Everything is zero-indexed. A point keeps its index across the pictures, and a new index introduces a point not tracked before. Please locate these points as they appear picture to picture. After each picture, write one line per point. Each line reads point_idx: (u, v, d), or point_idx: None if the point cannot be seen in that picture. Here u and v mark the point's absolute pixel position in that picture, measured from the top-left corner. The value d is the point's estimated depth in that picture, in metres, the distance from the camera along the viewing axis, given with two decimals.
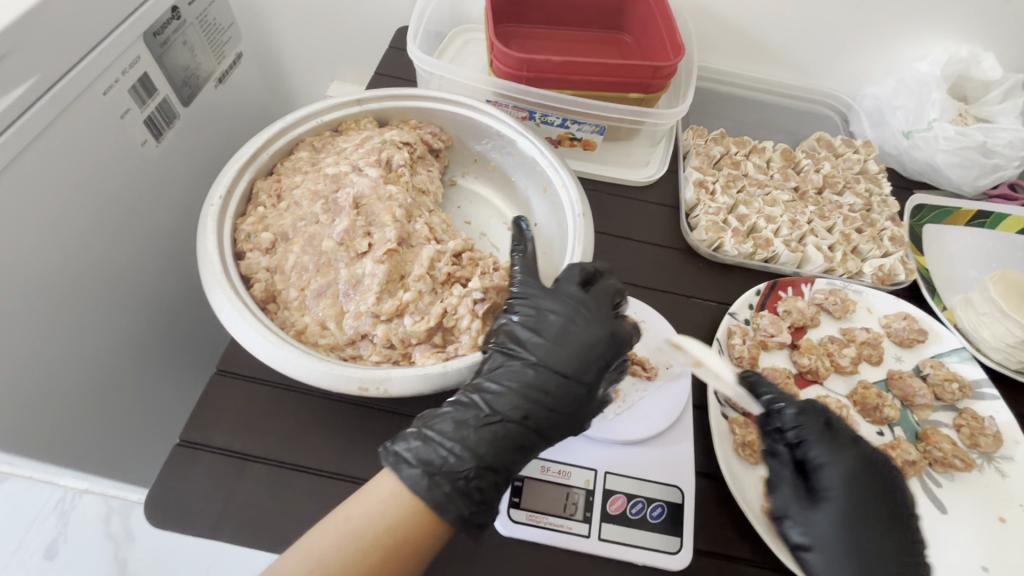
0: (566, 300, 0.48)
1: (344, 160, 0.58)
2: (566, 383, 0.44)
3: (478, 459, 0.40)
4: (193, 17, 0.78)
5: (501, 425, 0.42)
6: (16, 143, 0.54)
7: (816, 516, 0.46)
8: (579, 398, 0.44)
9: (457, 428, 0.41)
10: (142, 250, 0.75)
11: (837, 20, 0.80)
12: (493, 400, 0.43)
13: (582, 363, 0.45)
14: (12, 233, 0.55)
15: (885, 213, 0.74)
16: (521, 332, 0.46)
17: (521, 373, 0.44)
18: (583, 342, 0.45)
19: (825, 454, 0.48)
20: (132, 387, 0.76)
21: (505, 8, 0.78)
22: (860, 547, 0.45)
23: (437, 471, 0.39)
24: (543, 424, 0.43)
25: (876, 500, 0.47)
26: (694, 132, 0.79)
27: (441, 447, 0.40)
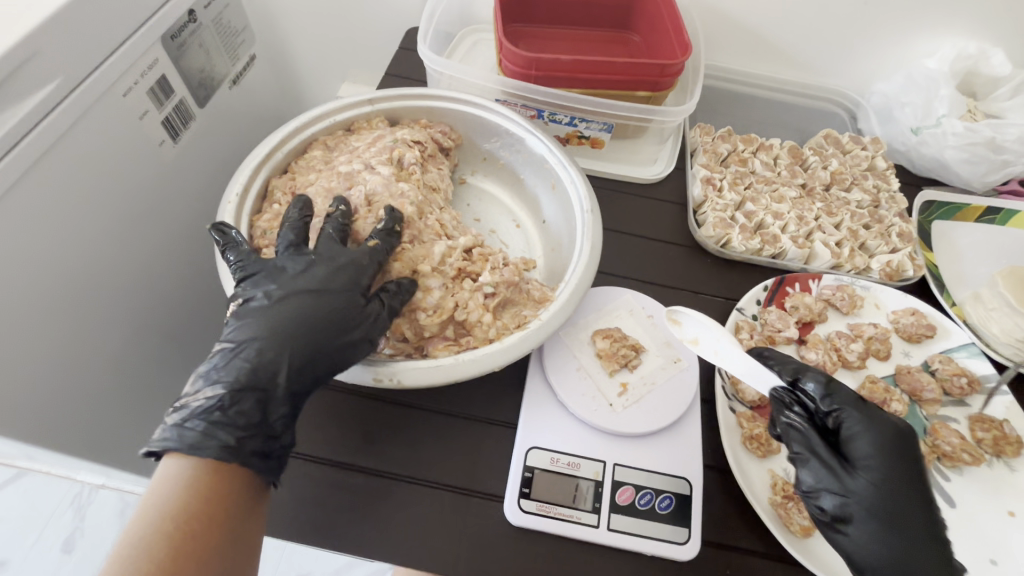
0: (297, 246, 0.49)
1: (357, 158, 0.59)
2: (310, 297, 0.45)
3: (229, 387, 0.42)
4: (209, 19, 0.79)
5: (252, 349, 0.43)
6: (40, 144, 0.56)
7: (853, 484, 0.45)
8: (314, 305, 0.45)
9: (212, 370, 0.43)
10: (161, 249, 0.77)
11: (846, 18, 0.80)
12: (240, 338, 0.43)
13: (328, 275, 0.47)
14: (34, 228, 0.57)
15: (893, 210, 0.74)
16: (255, 279, 0.47)
17: (259, 303, 0.45)
18: (302, 271, 0.46)
19: (859, 423, 0.47)
20: (149, 382, 0.78)
21: (515, 9, 0.79)
22: (895, 513, 0.44)
23: (191, 414, 0.41)
24: (295, 343, 0.44)
25: (909, 468, 0.46)
26: (701, 129, 0.79)
27: (201, 393, 0.41)
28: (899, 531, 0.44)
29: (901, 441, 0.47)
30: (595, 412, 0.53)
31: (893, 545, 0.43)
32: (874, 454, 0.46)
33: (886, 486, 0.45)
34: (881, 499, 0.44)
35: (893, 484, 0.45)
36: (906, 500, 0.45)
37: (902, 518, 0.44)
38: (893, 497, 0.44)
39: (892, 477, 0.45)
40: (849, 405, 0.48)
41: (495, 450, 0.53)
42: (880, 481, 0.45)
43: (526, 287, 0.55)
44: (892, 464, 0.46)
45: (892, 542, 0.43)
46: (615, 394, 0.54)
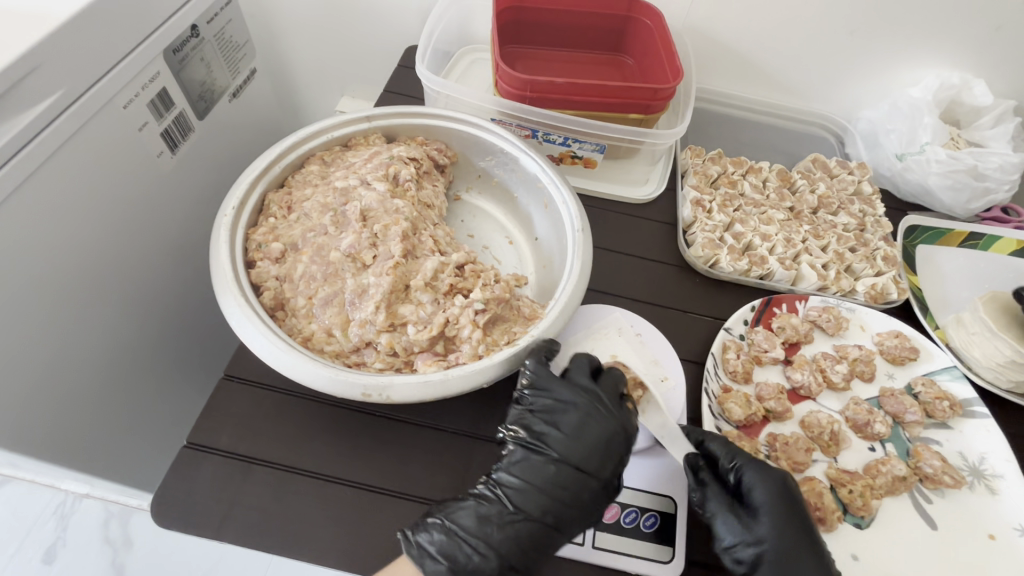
0: (582, 392, 0.51)
1: (353, 174, 0.60)
2: (585, 479, 0.48)
3: (501, 559, 0.45)
4: (211, 34, 0.81)
5: (523, 524, 0.47)
6: (40, 153, 0.57)
7: (756, 535, 0.47)
8: (595, 493, 0.48)
9: (478, 523, 0.46)
10: (158, 259, 0.78)
11: (832, 46, 0.83)
12: (513, 496, 0.47)
13: (600, 460, 0.48)
14: (28, 236, 0.57)
15: (878, 234, 0.75)
16: (543, 428, 0.50)
17: (540, 470, 0.48)
18: (600, 438, 0.49)
19: (714, 496, 0.49)
20: (138, 392, 0.78)
21: (511, 30, 0.81)
22: (796, 545, 0.47)
23: (462, 568, 0.44)
24: (562, 521, 0.47)
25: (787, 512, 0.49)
26: (693, 151, 0.81)
27: (464, 545, 0.45)
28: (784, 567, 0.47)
29: (785, 482, 0.49)
30: None
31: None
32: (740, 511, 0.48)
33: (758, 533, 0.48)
34: (786, 541, 0.47)
35: (788, 521, 0.48)
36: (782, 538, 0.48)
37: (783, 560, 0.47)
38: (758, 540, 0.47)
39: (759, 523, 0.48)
40: (704, 481, 0.49)
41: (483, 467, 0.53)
42: (776, 523, 0.48)
43: (517, 303, 0.56)
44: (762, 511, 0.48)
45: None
46: None
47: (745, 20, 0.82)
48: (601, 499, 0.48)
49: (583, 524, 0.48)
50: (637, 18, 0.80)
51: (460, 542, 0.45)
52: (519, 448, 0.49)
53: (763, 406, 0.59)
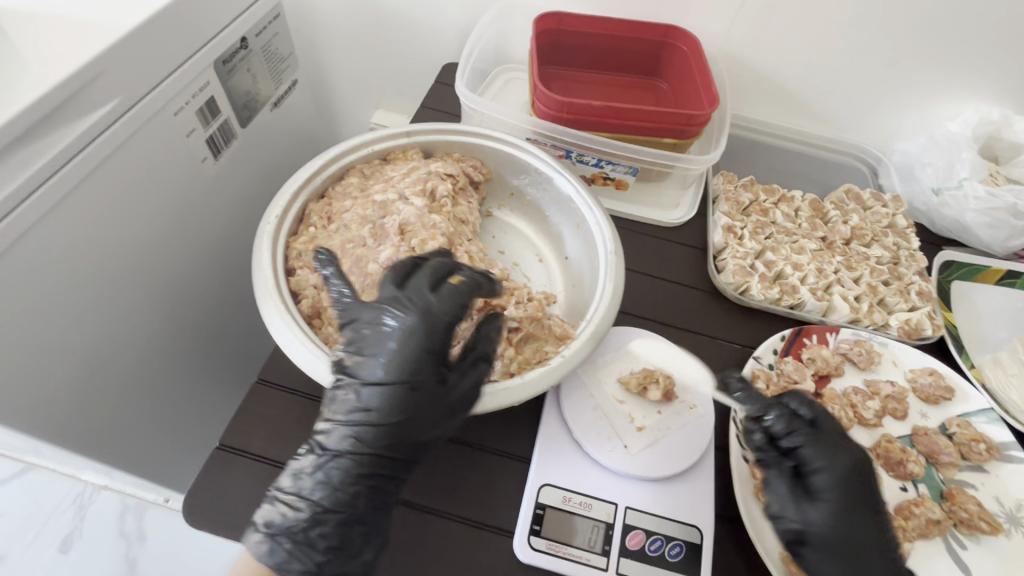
0: (384, 305, 0.46)
1: (392, 188, 0.62)
2: (398, 391, 0.44)
3: (312, 507, 0.43)
4: (259, 46, 0.84)
5: (336, 466, 0.44)
6: (96, 157, 0.59)
7: (812, 514, 0.47)
8: (410, 397, 0.45)
9: (294, 480, 0.44)
10: (195, 261, 0.81)
11: (869, 77, 0.83)
12: (325, 441, 0.45)
13: (410, 367, 0.44)
14: (79, 234, 0.60)
15: (913, 268, 0.74)
16: (347, 358, 0.46)
17: (347, 406, 0.45)
18: (405, 342, 0.45)
19: (817, 457, 0.48)
20: (165, 389, 0.80)
21: (549, 52, 0.82)
22: (862, 537, 0.46)
23: (278, 531, 0.43)
24: (378, 447, 0.44)
25: (863, 493, 0.48)
26: (725, 177, 0.81)
27: (280, 505, 0.44)
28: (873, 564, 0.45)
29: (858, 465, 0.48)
30: (609, 453, 0.53)
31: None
32: (833, 489, 0.47)
33: (860, 522, 0.46)
34: (841, 530, 0.46)
35: (856, 510, 0.47)
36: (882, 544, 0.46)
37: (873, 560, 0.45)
38: (849, 528, 0.46)
39: (858, 506, 0.47)
40: (803, 436, 0.49)
41: (507, 485, 0.52)
42: (836, 510, 0.47)
43: (549, 323, 0.56)
44: (850, 489, 0.47)
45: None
46: (631, 436, 0.54)
47: (781, 49, 0.82)
48: (427, 402, 0.45)
49: (408, 441, 0.45)
50: (674, 45, 0.81)
51: (282, 503, 0.44)
52: (332, 390, 0.46)
53: None
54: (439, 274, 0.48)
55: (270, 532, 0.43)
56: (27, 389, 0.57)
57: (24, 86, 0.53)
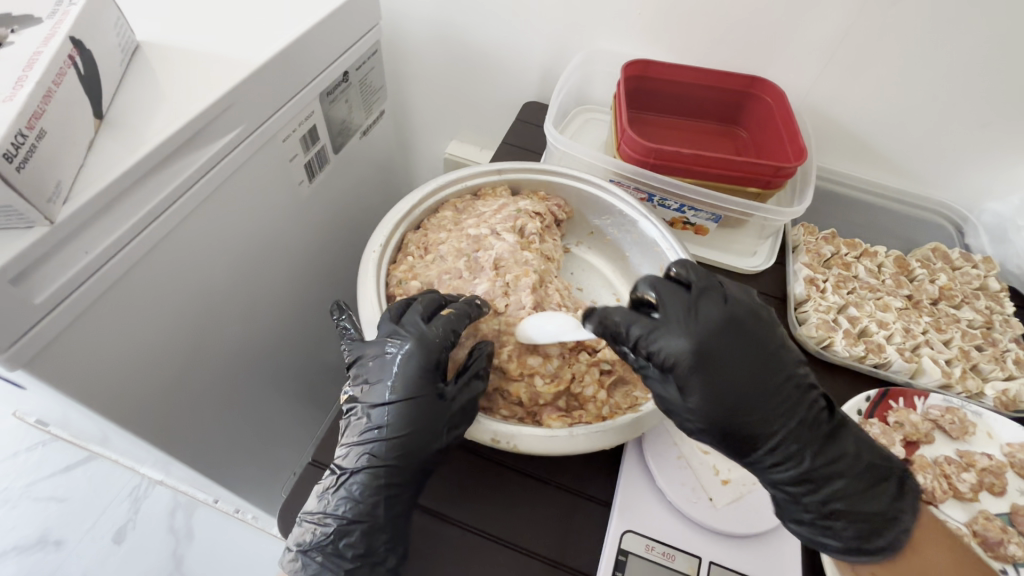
0: (379, 338, 0.52)
1: (484, 224, 0.65)
2: (402, 407, 0.50)
3: (337, 520, 0.49)
4: (357, 80, 0.90)
5: (352, 482, 0.49)
6: (217, 179, 0.65)
7: (690, 406, 0.48)
8: (415, 412, 0.49)
9: (321, 499, 0.50)
10: (284, 276, 0.85)
11: (962, 136, 0.81)
12: (342, 460, 0.50)
13: (407, 386, 0.50)
14: (195, 246, 0.65)
15: (1008, 334, 0.71)
16: (354, 389, 0.52)
17: (357, 427, 0.51)
18: (398, 365, 0.50)
19: (664, 352, 0.49)
20: (244, 395, 0.84)
21: (633, 97, 0.85)
22: (740, 417, 0.48)
23: (310, 545, 0.49)
24: (389, 459, 0.49)
25: (716, 374, 0.48)
26: (806, 228, 0.80)
27: (308, 523, 0.50)
28: (758, 428, 0.48)
29: (705, 343, 0.48)
30: (693, 504, 0.52)
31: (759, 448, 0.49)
32: (689, 378, 0.48)
33: (738, 395, 0.48)
34: (715, 415, 0.48)
35: (732, 390, 0.48)
36: (767, 404, 0.48)
37: (761, 424, 0.48)
38: (723, 410, 0.48)
39: (729, 379, 0.48)
40: (648, 332, 0.49)
41: (588, 526, 0.52)
42: (707, 396, 0.48)
43: (636, 366, 0.57)
44: (715, 375, 0.48)
45: (755, 446, 0.49)
46: (716, 489, 0.53)
47: (869, 103, 0.82)
48: (430, 418, 0.49)
49: (416, 452, 0.49)
50: (758, 94, 0.82)
51: (312, 521, 0.50)
52: (345, 418, 0.52)
53: None
54: (430, 308, 0.53)
55: (302, 548, 0.49)
56: (136, 388, 0.62)
57: (168, 115, 0.58)
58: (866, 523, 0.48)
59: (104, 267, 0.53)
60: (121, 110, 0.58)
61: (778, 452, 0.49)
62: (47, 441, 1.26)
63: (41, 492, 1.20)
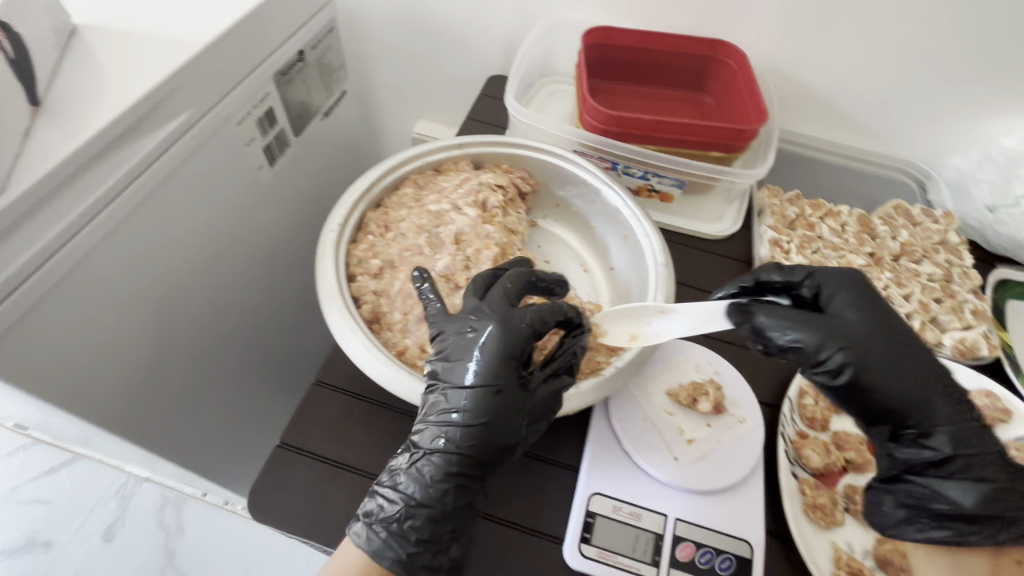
0: (465, 316, 0.50)
1: (445, 199, 0.64)
2: (487, 392, 0.47)
3: (407, 501, 0.46)
4: (313, 59, 0.87)
5: (427, 463, 0.47)
6: (168, 166, 0.63)
7: (852, 331, 0.48)
8: (501, 398, 0.47)
9: (392, 475, 0.48)
10: (251, 263, 0.84)
11: (921, 92, 0.82)
12: (421, 438, 0.48)
13: (493, 370, 0.47)
14: (149, 236, 0.63)
15: (966, 286, 0.73)
16: (435, 366, 0.49)
17: (434, 406, 0.48)
18: (484, 347, 0.47)
19: (830, 281, 0.52)
20: (220, 385, 0.83)
21: (596, 66, 0.84)
22: (886, 346, 0.48)
23: (376, 519, 0.46)
24: (462, 445, 0.46)
25: (886, 309, 0.50)
26: (770, 191, 0.81)
27: (380, 498, 0.47)
28: (905, 352, 0.48)
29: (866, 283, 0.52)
30: (660, 464, 0.53)
31: (912, 377, 0.47)
32: (852, 301, 0.50)
33: (889, 325, 0.49)
34: (866, 341, 0.47)
35: (880, 319, 0.49)
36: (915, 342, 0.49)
37: (912, 353, 0.48)
38: (872, 330, 0.48)
39: (880, 313, 0.50)
40: (826, 277, 0.53)
41: (558, 491, 0.53)
42: (873, 321, 0.49)
43: None
44: (867, 303, 0.50)
45: (911, 376, 0.47)
46: (680, 449, 0.55)
47: (830, 63, 0.82)
48: (513, 405, 0.47)
49: (496, 440, 0.47)
50: (721, 59, 0.81)
51: (383, 494, 0.47)
52: (423, 395, 0.49)
53: (842, 455, 0.58)
54: (516, 287, 0.52)
55: (365, 524, 0.46)
56: (104, 382, 0.61)
57: (109, 101, 0.56)
58: (1010, 464, 0.45)
59: (51, 261, 0.52)
60: (59, 96, 0.56)
61: (926, 394, 0.46)
62: (28, 445, 1.25)
63: (26, 495, 1.19)
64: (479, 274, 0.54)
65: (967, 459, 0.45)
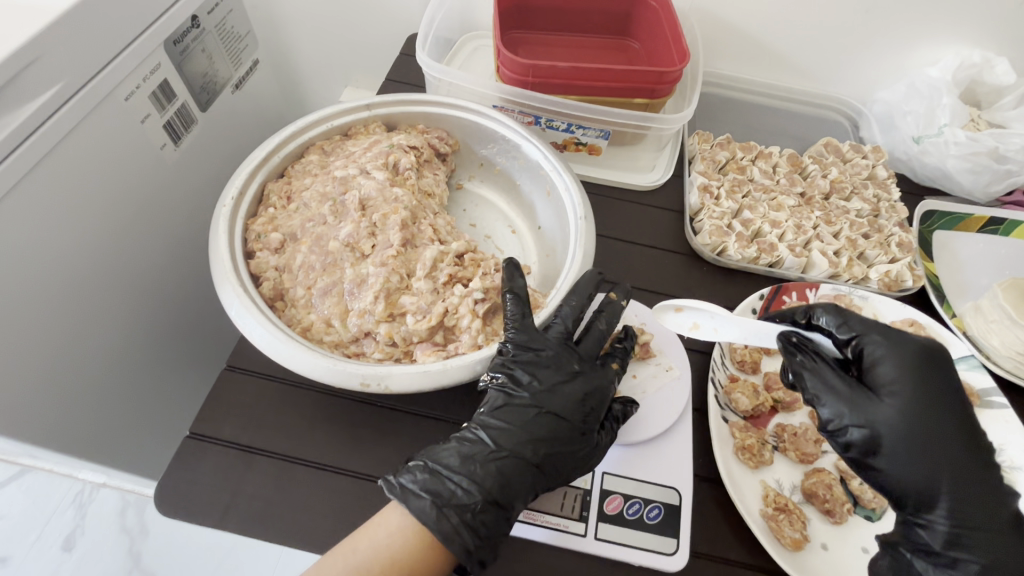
0: (563, 349, 0.50)
1: (352, 163, 0.60)
2: (565, 426, 0.47)
3: (484, 492, 0.43)
4: (212, 25, 0.77)
5: (505, 460, 0.45)
6: (43, 146, 0.53)
7: (882, 410, 0.45)
8: (579, 443, 0.47)
9: (461, 462, 0.44)
10: (169, 248, 0.74)
11: (846, 26, 0.80)
12: (496, 437, 0.46)
13: (580, 411, 0.48)
14: (27, 233, 0.53)
15: (893, 219, 0.73)
16: (520, 374, 0.48)
17: (518, 415, 0.47)
18: (579, 392, 0.48)
19: (880, 348, 0.48)
20: (162, 385, 0.75)
21: (514, 16, 0.79)
22: (921, 434, 0.45)
23: (446, 503, 0.42)
24: (547, 465, 0.46)
25: (932, 394, 0.46)
26: (699, 137, 0.79)
27: (449, 481, 0.43)
28: (941, 445, 0.45)
29: (925, 358, 0.47)
30: None
31: (932, 470, 0.44)
32: (898, 377, 0.46)
33: (926, 412, 0.45)
34: (899, 426, 0.45)
35: (921, 404, 0.45)
36: (952, 434, 0.45)
37: (940, 447, 0.45)
38: (922, 420, 0.45)
39: (922, 397, 0.46)
40: (879, 337, 0.48)
41: None
42: (908, 405, 0.45)
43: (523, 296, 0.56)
44: (915, 383, 0.46)
45: (931, 472, 0.44)
46: None
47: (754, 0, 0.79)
48: (584, 451, 0.47)
49: (564, 475, 0.47)
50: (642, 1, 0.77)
51: (448, 480, 0.43)
52: (498, 393, 0.48)
53: (771, 396, 0.58)
54: (609, 330, 0.53)
55: (424, 503, 0.42)
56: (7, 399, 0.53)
57: None
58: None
59: None
60: None
61: (945, 489, 0.44)
62: None
63: None
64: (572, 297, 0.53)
65: (957, 559, 0.44)
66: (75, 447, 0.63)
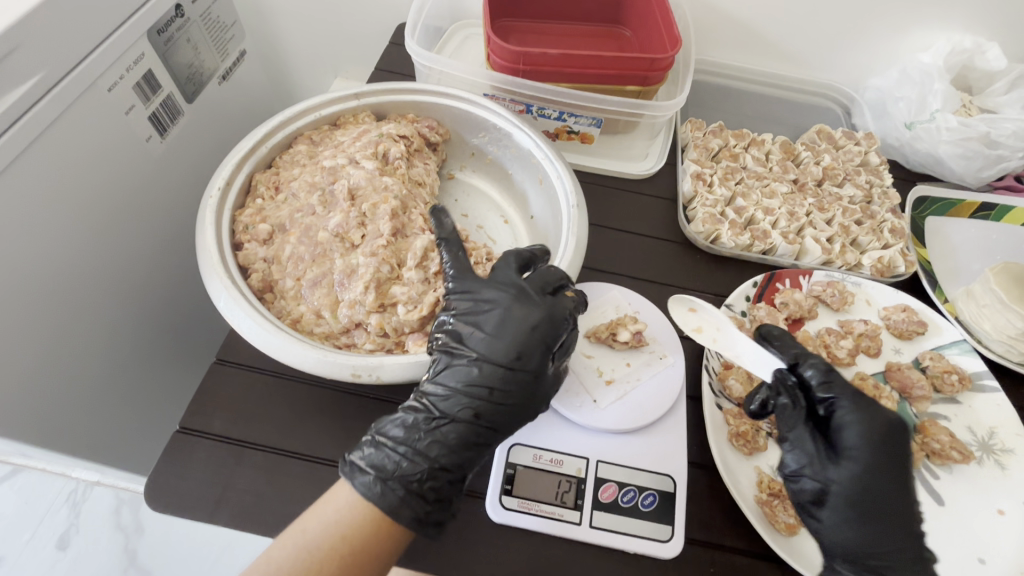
0: (505, 289, 0.47)
1: (341, 153, 0.59)
2: (506, 373, 0.44)
3: (430, 462, 0.42)
4: (196, 14, 0.75)
5: (451, 427, 0.43)
6: (23, 137, 0.52)
7: (835, 470, 0.46)
8: (522, 387, 0.44)
9: (406, 431, 0.43)
10: (156, 241, 0.73)
11: (838, 12, 0.80)
12: (439, 402, 0.44)
13: (522, 352, 0.45)
14: (10, 227, 0.52)
15: (886, 206, 0.73)
16: (464, 330, 0.46)
17: (460, 374, 0.45)
18: (522, 330, 0.45)
19: (849, 413, 0.48)
20: (152, 378, 0.75)
21: (504, 3, 0.78)
22: (868, 500, 0.45)
23: (391, 475, 0.41)
24: (491, 417, 0.44)
25: (890, 469, 0.46)
26: (693, 125, 0.79)
27: (393, 454, 0.42)
28: (885, 516, 0.45)
29: (892, 435, 0.47)
30: (576, 408, 0.52)
31: (867, 535, 0.45)
32: (860, 445, 0.46)
33: (879, 482, 0.45)
34: (848, 488, 0.46)
35: (875, 475, 0.46)
36: (899, 510, 0.45)
37: (885, 517, 0.45)
38: (873, 488, 0.45)
39: (881, 470, 0.46)
40: (852, 404, 0.48)
41: None
42: (860, 473, 0.46)
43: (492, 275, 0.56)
44: (875, 454, 0.46)
45: (866, 537, 0.45)
46: (600, 391, 0.54)
47: None
48: (533, 392, 0.45)
49: (514, 419, 0.45)
50: None
51: (392, 450, 0.42)
52: (443, 355, 0.46)
53: None
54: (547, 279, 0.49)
55: (371, 475, 0.41)
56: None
57: None
58: None
59: None
60: None
61: (878, 555, 0.44)
62: None
63: None
64: (521, 249, 0.52)
65: None
66: (65, 444, 0.62)
